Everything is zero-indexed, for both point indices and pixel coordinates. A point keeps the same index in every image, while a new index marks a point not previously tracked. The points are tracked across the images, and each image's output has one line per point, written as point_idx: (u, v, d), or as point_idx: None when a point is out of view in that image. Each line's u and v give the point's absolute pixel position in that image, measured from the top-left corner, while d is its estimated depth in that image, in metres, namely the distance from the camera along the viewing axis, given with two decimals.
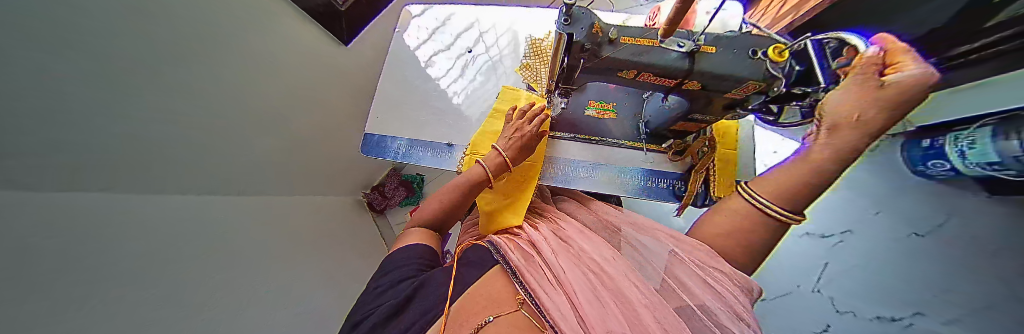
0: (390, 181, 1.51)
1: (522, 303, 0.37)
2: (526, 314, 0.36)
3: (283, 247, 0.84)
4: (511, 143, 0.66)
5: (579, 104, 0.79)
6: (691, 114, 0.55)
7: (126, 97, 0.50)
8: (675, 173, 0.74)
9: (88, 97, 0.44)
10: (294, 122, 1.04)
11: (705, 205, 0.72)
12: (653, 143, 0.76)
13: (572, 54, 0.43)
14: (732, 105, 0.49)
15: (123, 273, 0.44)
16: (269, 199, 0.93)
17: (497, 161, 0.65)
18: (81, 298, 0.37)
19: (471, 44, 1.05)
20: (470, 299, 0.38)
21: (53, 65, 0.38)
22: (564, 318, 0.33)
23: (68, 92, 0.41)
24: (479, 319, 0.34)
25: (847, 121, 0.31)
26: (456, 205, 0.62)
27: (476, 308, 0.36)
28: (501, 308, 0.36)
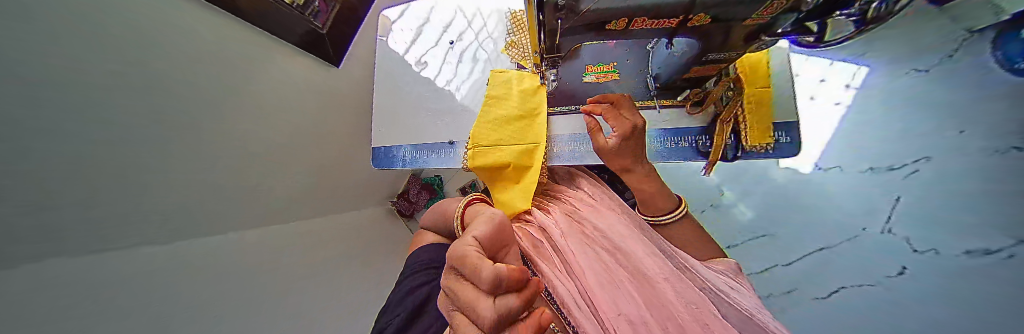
0: (412, 186, 1.56)
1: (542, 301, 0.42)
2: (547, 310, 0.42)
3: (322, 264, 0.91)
4: None
5: (575, 73, 0.72)
6: (705, 55, 0.48)
7: (95, 101, 0.43)
8: (695, 127, 0.66)
9: (131, 168, 0.49)
10: (320, 150, 1.11)
11: (738, 158, 0.64)
12: (667, 98, 0.68)
13: (546, 15, 0.37)
14: (756, 32, 0.40)
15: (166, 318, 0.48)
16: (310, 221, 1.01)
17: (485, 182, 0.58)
18: None
19: (453, 34, 1.01)
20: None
21: (70, 137, 0.40)
22: (578, 309, 0.40)
23: (106, 170, 0.45)
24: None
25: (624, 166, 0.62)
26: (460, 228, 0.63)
27: None
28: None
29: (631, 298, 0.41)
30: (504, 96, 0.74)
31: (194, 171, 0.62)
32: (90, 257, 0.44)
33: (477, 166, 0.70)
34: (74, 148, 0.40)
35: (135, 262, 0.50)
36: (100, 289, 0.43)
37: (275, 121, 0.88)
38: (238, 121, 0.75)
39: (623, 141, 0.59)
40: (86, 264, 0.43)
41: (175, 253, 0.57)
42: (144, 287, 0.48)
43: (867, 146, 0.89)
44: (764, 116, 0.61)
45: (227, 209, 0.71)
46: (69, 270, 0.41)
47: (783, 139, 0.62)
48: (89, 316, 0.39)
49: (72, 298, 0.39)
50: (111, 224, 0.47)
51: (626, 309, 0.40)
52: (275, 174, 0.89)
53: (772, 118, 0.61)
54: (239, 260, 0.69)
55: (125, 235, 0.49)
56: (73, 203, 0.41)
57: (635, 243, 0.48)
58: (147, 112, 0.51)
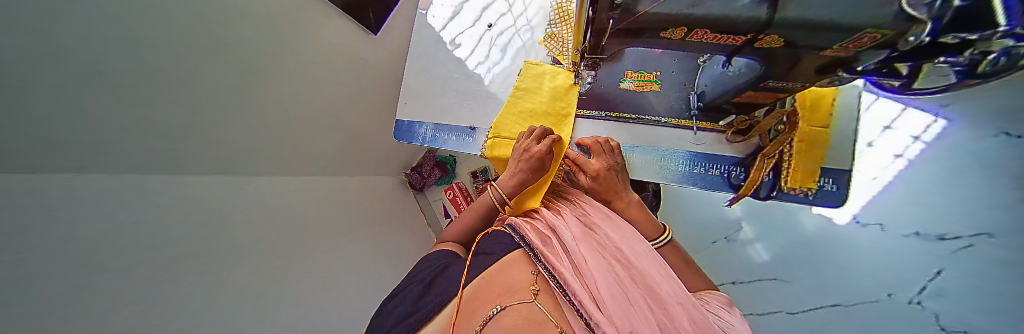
0: (427, 162, 1.59)
1: (538, 293, 0.38)
2: (542, 307, 0.36)
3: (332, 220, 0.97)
4: (523, 163, 0.63)
5: (614, 75, 0.69)
6: (764, 81, 0.43)
7: (111, 41, 0.45)
8: (732, 157, 0.61)
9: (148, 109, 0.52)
10: (347, 122, 1.16)
11: (771, 198, 0.59)
12: (706, 120, 0.63)
13: (598, 12, 0.35)
14: (833, 65, 0.35)
15: (168, 252, 0.52)
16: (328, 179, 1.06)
17: (508, 183, 0.63)
18: (113, 281, 0.43)
19: (494, 18, 0.98)
20: (487, 284, 0.41)
21: (62, 70, 0.39)
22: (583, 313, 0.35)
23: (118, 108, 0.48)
24: (490, 308, 0.37)
25: (603, 194, 0.60)
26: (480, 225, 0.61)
27: (492, 295, 0.39)
28: (516, 299, 0.37)
29: (644, 316, 0.35)
30: (535, 90, 0.74)
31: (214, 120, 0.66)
32: (101, 180, 0.47)
33: (497, 156, 0.74)
34: (69, 132, 0.42)
35: (148, 194, 0.53)
36: (111, 216, 0.45)
37: (304, 79, 0.91)
38: (265, 74, 0.77)
39: (597, 182, 0.60)
40: (96, 188, 0.46)
41: (195, 191, 0.61)
42: (156, 220, 0.52)
43: (921, 208, 0.75)
44: (814, 158, 0.56)
45: (245, 156, 0.76)
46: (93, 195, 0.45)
47: (829, 186, 0.56)
48: (99, 241, 0.43)
49: (81, 222, 0.42)
50: (127, 158, 0.51)
51: (636, 325, 0.34)
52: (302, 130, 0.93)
53: (822, 161, 0.56)
54: (254, 206, 0.74)
55: (142, 168, 0.53)
56: (77, 131, 0.43)
57: (649, 258, 0.45)
58: (168, 57, 0.54)
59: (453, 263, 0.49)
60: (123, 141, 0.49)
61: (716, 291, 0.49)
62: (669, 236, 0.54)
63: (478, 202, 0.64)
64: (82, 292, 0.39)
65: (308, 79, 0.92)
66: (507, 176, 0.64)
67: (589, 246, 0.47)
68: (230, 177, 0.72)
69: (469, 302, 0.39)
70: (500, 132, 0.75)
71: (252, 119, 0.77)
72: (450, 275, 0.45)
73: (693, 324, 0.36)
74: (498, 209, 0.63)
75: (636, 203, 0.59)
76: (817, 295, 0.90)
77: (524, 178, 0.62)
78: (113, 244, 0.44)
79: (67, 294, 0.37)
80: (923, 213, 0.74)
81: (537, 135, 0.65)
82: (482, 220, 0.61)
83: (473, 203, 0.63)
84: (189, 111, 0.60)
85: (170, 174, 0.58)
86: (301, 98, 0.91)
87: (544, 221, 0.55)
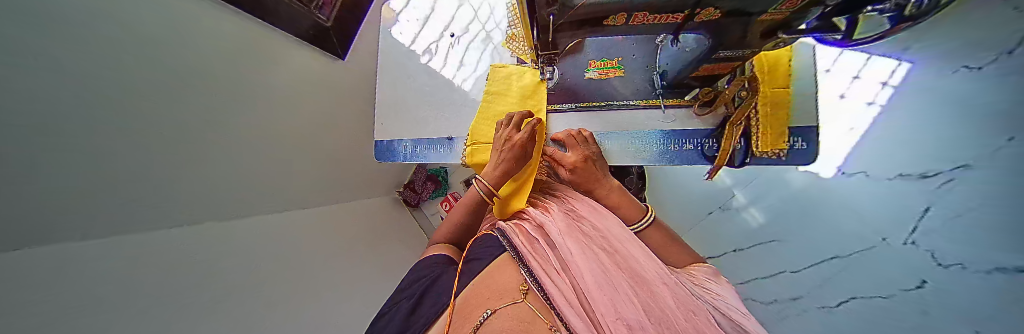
0: (417, 177, 1.58)
1: (527, 293, 0.35)
2: (532, 306, 0.34)
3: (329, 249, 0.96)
4: (506, 153, 0.62)
5: (577, 68, 0.70)
6: (716, 52, 0.45)
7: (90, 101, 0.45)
8: (703, 130, 0.62)
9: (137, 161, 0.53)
10: (337, 139, 1.18)
11: (747, 164, 0.61)
12: (675, 97, 0.64)
13: (539, 9, 0.35)
14: (776, 28, 0.36)
15: (173, 303, 0.51)
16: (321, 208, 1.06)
17: (493, 174, 0.62)
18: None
19: (455, 28, 0.99)
20: (476, 292, 0.38)
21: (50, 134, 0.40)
22: (571, 309, 0.34)
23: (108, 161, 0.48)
24: (479, 314, 0.34)
25: (582, 185, 0.60)
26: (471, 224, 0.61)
27: (481, 300, 0.36)
28: (506, 301, 0.35)
29: (632, 302, 0.36)
30: (504, 91, 0.74)
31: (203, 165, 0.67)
32: (90, 241, 0.46)
33: (478, 163, 0.74)
34: (57, 196, 0.42)
35: (139, 249, 0.52)
36: (107, 276, 0.45)
37: (277, 114, 0.90)
38: (239, 114, 0.77)
39: (577, 174, 0.60)
40: (82, 251, 0.45)
41: (183, 239, 0.60)
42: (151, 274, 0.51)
43: (904, 147, 0.69)
44: (780, 120, 0.57)
45: (237, 196, 0.76)
46: (92, 253, 0.46)
47: (799, 145, 0.58)
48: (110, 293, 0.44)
49: (89, 278, 0.43)
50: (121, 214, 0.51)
51: (626, 312, 0.34)
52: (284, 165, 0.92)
53: (788, 122, 0.57)
54: (253, 243, 0.74)
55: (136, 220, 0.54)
56: (67, 194, 0.43)
57: (634, 245, 0.45)
58: (146, 109, 0.54)
59: (444, 273, 0.45)
60: (104, 199, 0.49)
61: (701, 263, 0.49)
62: (652, 216, 0.54)
63: (467, 198, 0.63)
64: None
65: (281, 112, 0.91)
66: (491, 168, 0.63)
67: (576, 240, 0.46)
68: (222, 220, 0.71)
69: (460, 311, 0.36)
70: (477, 139, 0.75)
71: (235, 160, 0.76)
72: (441, 285, 0.41)
73: (679, 304, 0.36)
74: (486, 203, 0.62)
75: (617, 189, 0.59)
76: (800, 254, 0.96)
77: (508, 169, 0.62)
78: (114, 302, 0.44)
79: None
80: (901, 153, 0.70)
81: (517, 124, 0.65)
82: (470, 216, 0.61)
83: (460, 200, 0.62)
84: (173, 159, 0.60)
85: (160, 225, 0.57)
86: (281, 122, 0.92)
87: (531, 221, 0.55)
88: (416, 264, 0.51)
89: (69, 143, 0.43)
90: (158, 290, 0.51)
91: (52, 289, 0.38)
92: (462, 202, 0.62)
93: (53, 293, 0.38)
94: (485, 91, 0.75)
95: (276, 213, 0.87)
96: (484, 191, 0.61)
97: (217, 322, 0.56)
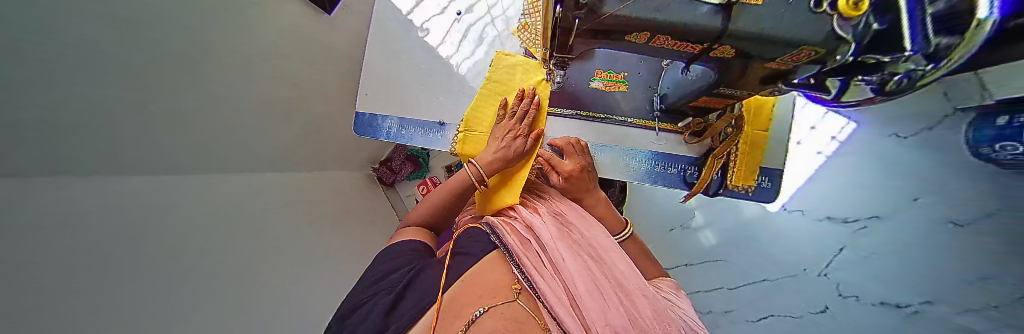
0: (396, 155, 1.50)
1: (520, 293, 0.34)
2: (525, 306, 0.32)
3: (302, 219, 0.89)
4: (505, 143, 0.62)
5: (584, 74, 0.69)
6: (717, 88, 0.47)
7: (55, 21, 0.36)
8: (688, 157, 0.66)
9: (109, 101, 0.46)
10: (317, 104, 1.07)
11: (719, 194, 0.66)
12: (668, 122, 0.67)
13: (564, 11, 0.33)
14: (774, 77, 0.39)
15: (137, 272, 0.45)
16: (290, 175, 0.96)
17: (488, 162, 0.60)
18: (92, 304, 0.37)
19: (463, 7, 0.92)
20: (466, 289, 0.34)
21: (21, 59, 0.32)
22: (566, 312, 0.32)
23: (81, 102, 0.41)
24: (471, 312, 0.30)
25: (574, 193, 0.61)
26: (451, 209, 0.58)
27: (472, 298, 0.32)
28: (499, 299, 0.32)
29: (620, 310, 0.36)
30: (507, 82, 0.70)
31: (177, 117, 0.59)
32: (42, 187, 0.38)
33: (469, 151, 0.72)
34: (23, 132, 0.35)
35: (93, 204, 0.44)
36: (62, 233, 0.38)
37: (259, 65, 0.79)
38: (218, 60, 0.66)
39: (567, 181, 0.61)
40: (37, 205, 0.37)
41: (144, 198, 0.52)
42: (111, 235, 0.44)
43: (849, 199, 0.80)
44: (754, 159, 0.62)
45: (204, 153, 0.67)
46: (66, 203, 0.40)
47: (764, 183, 0.63)
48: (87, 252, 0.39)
49: (44, 235, 0.36)
50: (84, 164, 0.44)
51: (614, 318, 0.34)
52: (256, 126, 0.82)
53: (760, 161, 0.62)
54: (221, 209, 0.66)
55: (98, 171, 0.46)
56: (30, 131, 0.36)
57: (619, 257, 0.46)
58: (116, 38, 0.44)
59: (426, 266, 0.40)
60: (59, 143, 0.40)
61: (665, 278, 0.53)
62: (630, 231, 0.58)
63: (454, 180, 0.60)
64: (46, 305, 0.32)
65: (267, 66, 0.81)
66: (487, 154, 0.61)
67: (567, 245, 0.46)
68: (180, 181, 0.61)
69: (448, 309, 0.32)
70: (471, 128, 0.72)
71: (204, 113, 0.65)
72: (425, 280, 0.37)
73: (656, 315, 0.38)
74: (474, 188, 0.60)
75: (599, 201, 0.62)
76: (741, 273, 1.08)
77: (502, 161, 0.61)
78: (75, 263, 0.38)
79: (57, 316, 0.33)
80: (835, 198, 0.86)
81: (521, 115, 0.64)
82: (454, 201, 0.57)
83: (447, 180, 0.59)
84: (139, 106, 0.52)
85: (106, 179, 0.48)
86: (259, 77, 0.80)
87: (521, 221, 0.53)
88: (391, 255, 0.45)
89: (45, 78, 0.36)
90: (119, 255, 0.44)
91: (36, 241, 0.34)
92: (448, 184, 0.59)
93: (41, 248, 0.34)
94: (487, 78, 0.70)
95: (240, 178, 0.77)
96: (475, 177, 0.59)
97: (207, 286, 0.53)
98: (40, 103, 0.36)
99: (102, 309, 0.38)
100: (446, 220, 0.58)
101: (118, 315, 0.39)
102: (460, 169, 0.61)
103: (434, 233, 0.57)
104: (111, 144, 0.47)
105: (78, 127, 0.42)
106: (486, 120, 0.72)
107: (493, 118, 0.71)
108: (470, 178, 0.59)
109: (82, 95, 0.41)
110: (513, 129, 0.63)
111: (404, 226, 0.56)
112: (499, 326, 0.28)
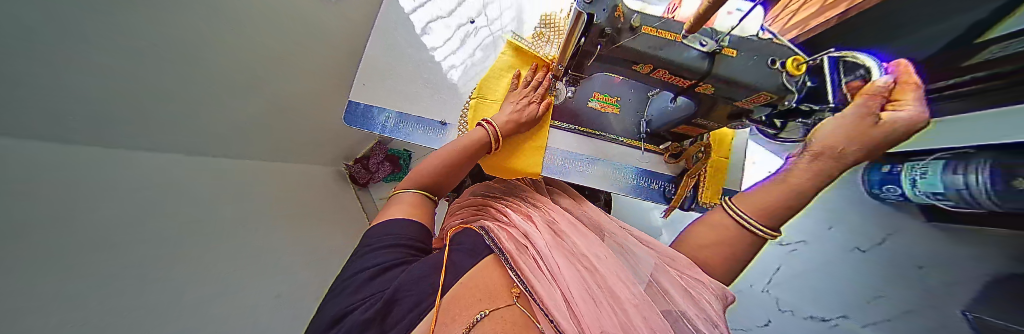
0: (376, 155, 1.46)
1: (518, 297, 0.32)
2: (523, 310, 0.30)
3: (270, 212, 0.81)
4: (517, 107, 0.67)
5: (584, 94, 0.77)
6: (695, 119, 0.56)
7: None
8: (667, 175, 0.77)
9: (84, 67, 0.42)
10: (296, 92, 1.01)
11: (692, 209, 0.77)
12: (653, 143, 0.77)
13: (589, 38, 0.40)
14: (738, 114, 0.50)
15: (113, 247, 0.40)
16: (250, 165, 0.87)
17: (501, 124, 0.65)
18: (69, 278, 0.34)
19: (474, 14, 0.96)
20: (466, 290, 0.32)
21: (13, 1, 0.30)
22: (558, 309, 0.30)
23: (55, 67, 0.38)
24: (472, 314, 0.28)
25: (830, 150, 0.34)
26: (461, 167, 0.59)
27: (470, 300, 0.30)
28: (499, 303, 0.30)
29: (612, 316, 0.31)
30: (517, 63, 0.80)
31: (154, 92, 0.55)
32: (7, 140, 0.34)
33: (477, 116, 0.78)
34: None
35: (46, 169, 0.38)
36: (30, 195, 0.33)
37: (250, 45, 0.75)
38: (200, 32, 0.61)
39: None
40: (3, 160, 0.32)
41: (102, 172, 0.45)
42: (78, 207, 0.39)
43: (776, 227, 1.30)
44: (717, 179, 0.73)
45: (167, 132, 0.61)
46: (36, 171, 0.36)
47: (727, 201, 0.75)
48: (61, 224, 0.36)
49: (21, 194, 0.32)
50: (36, 130, 0.39)
51: (607, 324, 0.30)
52: (229, 105, 0.76)
53: (723, 182, 0.74)
54: (190, 193, 0.60)
55: (58, 140, 0.41)
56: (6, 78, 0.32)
57: (611, 262, 0.43)
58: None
59: (420, 262, 0.39)
60: (28, 96, 0.36)
61: None
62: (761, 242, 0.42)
63: (468, 135, 0.62)
64: (27, 269, 0.29)
65: (258, 47, 0.78)
66: (501, 115, 0.66)
67: (560, 251, 0.44)
68: (145, 159, 0.55)
69: (446, 312, 0.29)
70: (485, 96, 0.79)
71: (179, 84, 0.60)
72: (414, 273, 0.35)
73: (648, 324, 0.32)
74: (487, 146, 0.63)
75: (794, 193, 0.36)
76: None
77: (514, 125, 0.66)
78: (47, 232, 0.34)
79: (38, 285, 0.30)
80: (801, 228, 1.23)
81: (534, 85, 0.70)
82: (462, 161, 0.59)
83: (457, 137, 0.61)
84: (125, 77, 0.49)
85: (66, 150, 0.42)
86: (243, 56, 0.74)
87: (517, 228, 0.51)
88: (380, 249, 0.41)
89: (21, 24, 0.32)
90: (92, 230, 0.39)
91: (13, 200, 0.31)
92: (459, 139, 0.61)
93: (20, 218, 0.31)
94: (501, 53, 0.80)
95: (200, 159, 0.70)
96: (489, 136, 0.62)
97: (185, 268, 0.50)
98: (10, 61, 0.32)
99: (91, 282, 0.36)
100: (450, 178, 0.59)
101: (103, 289, 0.36)
102: (475, 129, 0.64)
103: (428, 201, 0.55)
104: (75, 111, 0.43)
105: (44, 93, 0.38)
106: (496, 92, 0.80)
107: (501, 90, 0.78)
108: (484, 138, 0.62)
109: (50, 54, 0.37)
110: (526, 96, 0.68)
111: (402, 191, 0.54)
112: (505, 327, 0.26)
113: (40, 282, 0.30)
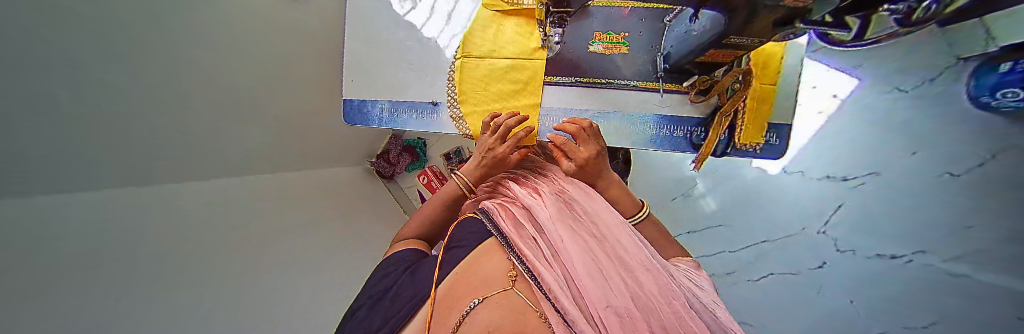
0: (393, 148, 1.56)
1: (516, 280, 0.30)
2: (523, 294, 0.28)
3: (282, 220, 0.91)
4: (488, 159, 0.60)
5: (583, 37, 0.67)
6: (727, 38, 0.44)
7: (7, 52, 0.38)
8: (695, 118, 0.66)
9: (67, 123, 0.47)
10: (287, 101, 1.05)
11: (725, 155, 0.67)
12: (673, 82, 0.65)
13: None
14: (789, 18, 0.36)
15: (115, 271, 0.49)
16: (259, 179, 0.96)
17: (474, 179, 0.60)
18: (82, 305, 0.42)
19: None
20: (464, 278, 0.32)
21: None
22: (563, 291, 0.28)
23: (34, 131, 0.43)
24: (466, 303, 0.27)
25: None
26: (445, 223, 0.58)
27: (466, 290, 0.29)
28: (494, 289, 0.28)
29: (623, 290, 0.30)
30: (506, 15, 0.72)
31: (137, 133, 0.61)
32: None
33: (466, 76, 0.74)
34: None
35: (43, 221, 0.45)
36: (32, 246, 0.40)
37: (223, 67, 0.78)
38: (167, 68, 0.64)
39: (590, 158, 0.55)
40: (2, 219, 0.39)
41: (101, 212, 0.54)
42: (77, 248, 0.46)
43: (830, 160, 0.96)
44: (758, 116, 0.63)
45: (165, 165, 0.68)
46: (36, 224, 0.43)
47: (772, 140, 0.64)
48: (65, 262, 0.44)
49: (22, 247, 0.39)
50: (35, 186, 0.46)
51: (617, 299, 0.29)
52: (226, 123, 0.83)
53: (768, 119, 0.63)
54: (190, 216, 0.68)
55: (52, 191, 0.49)
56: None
57: (623, 231, 0.40)
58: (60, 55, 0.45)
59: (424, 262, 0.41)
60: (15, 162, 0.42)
61: (686, 257, 0.50)
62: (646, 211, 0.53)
63: (444, 191, 0.60)
64: (39, 306, 0.37)
65: (237, 61, 0.82)
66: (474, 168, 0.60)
67: (565, 224, 0.41)
68: (143, 193, 0.63)
69: (443, 301, 0.30)
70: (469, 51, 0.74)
71: (162, 121, 0.65)
72: (414, 275, 0.37)
73: (661, 290, 0.31)
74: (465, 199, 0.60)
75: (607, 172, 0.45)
76: (743, 235, 1.11)
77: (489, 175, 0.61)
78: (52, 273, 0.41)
79: (55, 317, 0.37)
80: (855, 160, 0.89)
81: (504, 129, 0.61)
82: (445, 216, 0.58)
83: (434, 197, 0.59)
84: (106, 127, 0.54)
85: (65, 199, 0.50)
86: (220, 80, 0.78)
87: (521, 205, 0.48)
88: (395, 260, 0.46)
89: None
90: (93, 263, 0.47)
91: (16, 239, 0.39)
92: (436, 200, 0.59)
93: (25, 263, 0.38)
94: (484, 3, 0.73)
95: (204, 183, 0.78)
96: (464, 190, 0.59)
97: (194, 281, 0.59)
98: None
99: (103, 306, 0.44)
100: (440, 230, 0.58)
101: (117, 310, 0.45)
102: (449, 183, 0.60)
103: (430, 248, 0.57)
104: (67, 163, 0.50)
105: (31, 156, 0.44)
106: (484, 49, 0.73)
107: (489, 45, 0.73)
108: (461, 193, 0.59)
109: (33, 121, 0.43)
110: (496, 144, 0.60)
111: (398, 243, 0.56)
112: (497, 315, 0.24)
113: (52, 315, 0.38)
